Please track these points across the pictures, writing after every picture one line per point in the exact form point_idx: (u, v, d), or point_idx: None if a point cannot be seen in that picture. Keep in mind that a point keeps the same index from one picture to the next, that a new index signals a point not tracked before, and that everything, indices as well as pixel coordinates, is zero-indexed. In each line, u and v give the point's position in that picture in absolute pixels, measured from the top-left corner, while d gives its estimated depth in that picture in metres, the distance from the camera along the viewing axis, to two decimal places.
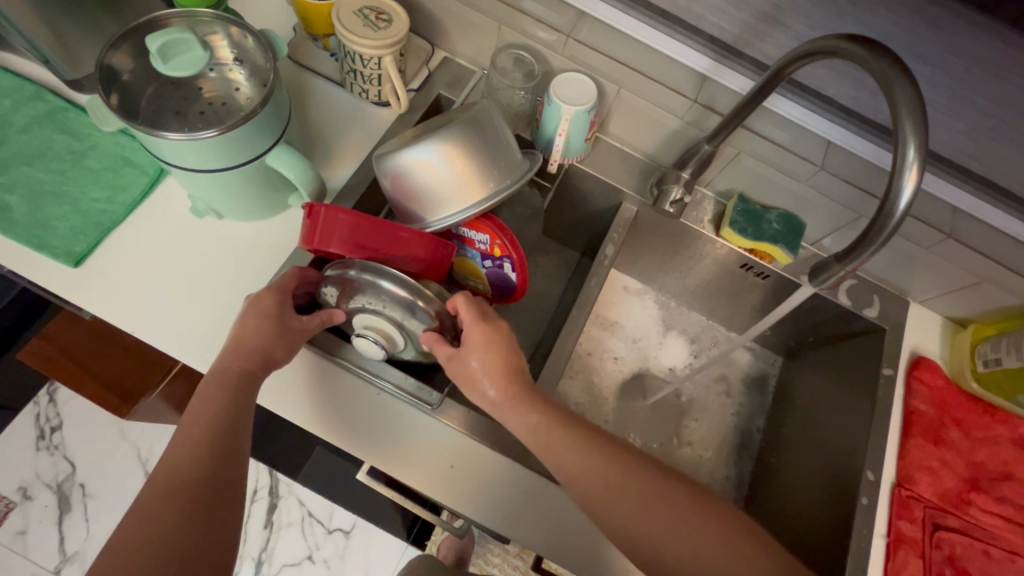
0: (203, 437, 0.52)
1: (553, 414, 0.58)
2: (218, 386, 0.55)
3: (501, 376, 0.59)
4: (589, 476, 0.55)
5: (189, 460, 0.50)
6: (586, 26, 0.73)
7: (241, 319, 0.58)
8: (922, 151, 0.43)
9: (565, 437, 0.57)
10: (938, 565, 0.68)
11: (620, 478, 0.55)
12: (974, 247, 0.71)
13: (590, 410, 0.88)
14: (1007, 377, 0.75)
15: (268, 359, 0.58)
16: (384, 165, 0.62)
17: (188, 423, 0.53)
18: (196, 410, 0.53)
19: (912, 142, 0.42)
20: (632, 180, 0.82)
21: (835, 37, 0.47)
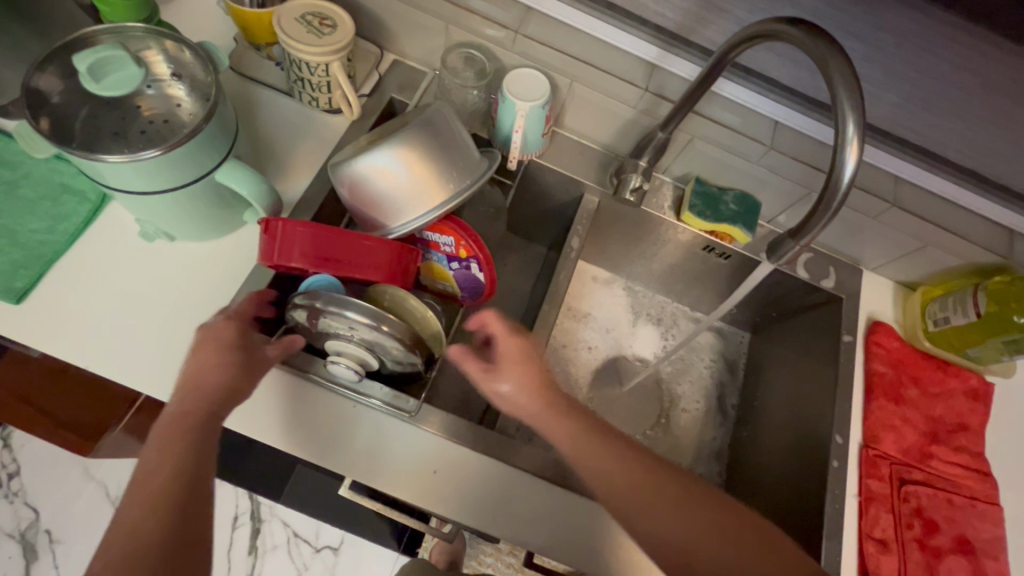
0: (162, 485, 0.50)
1: (589, 421, 0.59)
2: (175, 430, 0.52)
3: (538, 385, 0.59)
4: (610, 471, 0.56)
5: (149, 511, 0.49)
6: (534, 21, 0.74)
7: (195, 355, 0.56)
8: (860, 125, 0.44)
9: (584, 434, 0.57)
10: (907, 517, 0.72)
11: (638, 474, 0.56)
12: (915, 213, 0.75)
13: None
14: (956, 333, 0.80)
15: (229, 395, 0.55)
16: (341, 172, 0.61)
17: (146, 470, 0.51)
18: (153, 456, 0.51)
19: (850, 117, 0.44)
20: (591, 171, 0.83)
21: (774, 21, 0.48)
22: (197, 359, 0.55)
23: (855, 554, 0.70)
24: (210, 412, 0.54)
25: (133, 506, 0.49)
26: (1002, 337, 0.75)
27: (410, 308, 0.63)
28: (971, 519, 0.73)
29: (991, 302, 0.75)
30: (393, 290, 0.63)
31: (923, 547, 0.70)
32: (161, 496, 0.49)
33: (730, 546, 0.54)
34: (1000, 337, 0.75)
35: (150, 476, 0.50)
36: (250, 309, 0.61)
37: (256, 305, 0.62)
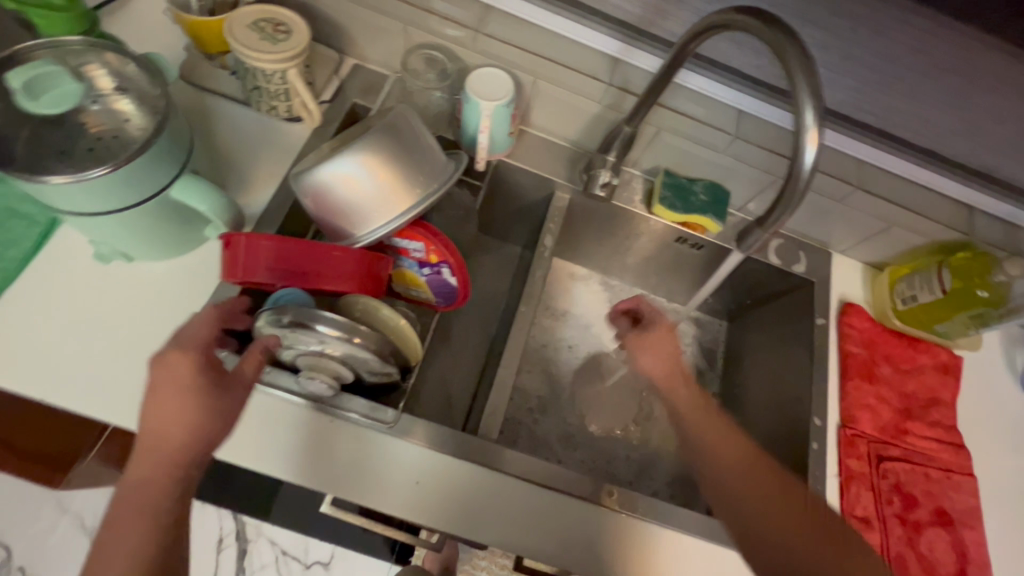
0: (119, 558, 0.46)
1: (712, 405, 0.64)
2: (131, 496, 0.47)
3: (669, 365, 0.66)
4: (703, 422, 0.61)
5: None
6: (495, 20, 0.73)
7: (150, 408, 0.49)
8: (819, 112, 0.44)
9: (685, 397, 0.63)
10: (887, 493, 0.73)
11: (738, 448, 0.59)
12: (879, 195, 0.76)
13: (552, 402, 0.89)
14: (925, 310, 0.81)
15: (198, 453, 0.50)
16: (303, 180, 0.59)
17: (102, 539, 0.47)
18: (109, 524, 0.47)
19: (808, 106, 0.44)
20: (561, 169, 0.83)
21: (733, 11, 0.48)
22: (153, 412, 0.49)
23: None
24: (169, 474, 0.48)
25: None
26: (968, 311, 0.77)
27: (382, 317, 0.62)
28: (947, 490, 0.75)
29: (956, 279, 0.77)
30: (365, 300, 0.62)
31: (904, 521, 0.72)
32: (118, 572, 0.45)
33: (789, 518, 0.56)
34: (966, 311, 0.78)
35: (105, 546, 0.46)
36: (208, 333, 0.53)
37: (217, 322, 0.56)
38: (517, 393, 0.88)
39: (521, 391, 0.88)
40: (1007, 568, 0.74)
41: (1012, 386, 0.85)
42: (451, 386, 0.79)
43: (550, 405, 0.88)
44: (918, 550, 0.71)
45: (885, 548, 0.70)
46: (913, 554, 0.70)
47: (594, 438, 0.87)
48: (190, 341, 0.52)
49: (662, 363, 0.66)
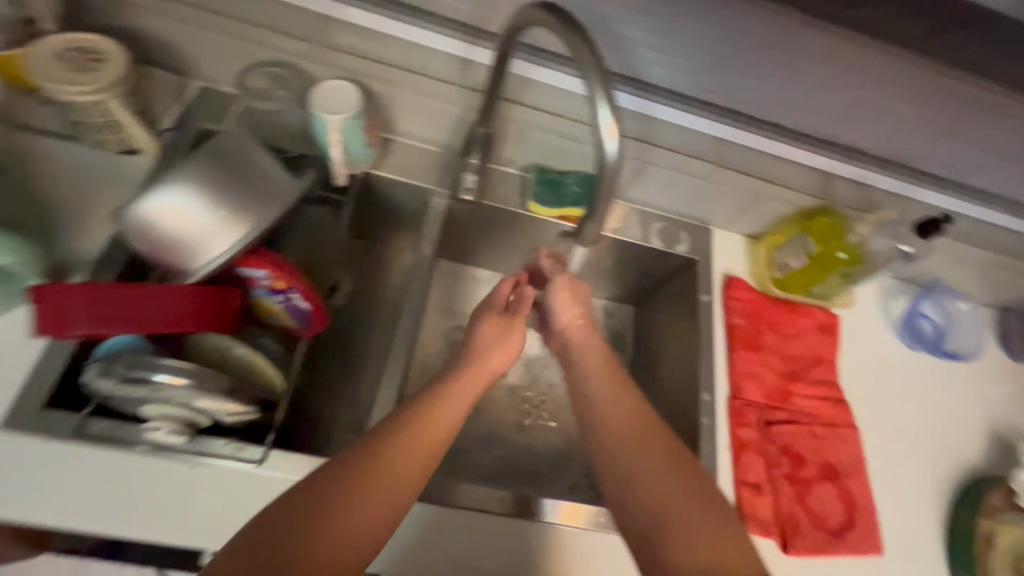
0: (369, 528, 0.46)
1: (621, 374, 0.63)
2: (397, 461, 0.50)
3: (587, 331, 0.68)
4: (595, 377, 0.63)
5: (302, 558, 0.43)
6: (334, 30, 0.69)
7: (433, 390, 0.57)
8: (610, 105, 0.45)
9: (587, 353, 0.66)
10: (777, 456, 0.76)
11: (631, 409, 0.59)
12: (736, 168, 0.79)
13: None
14: (797, 276, 0.84)
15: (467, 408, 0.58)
16: (120, 218, 0.55)
17: (348, 499, 0.46)
18: (330, 486, 0.47)
19: (598, 99, 0.45)
20: (433, 174, 0.81)
21: (537, 8, 0.48)
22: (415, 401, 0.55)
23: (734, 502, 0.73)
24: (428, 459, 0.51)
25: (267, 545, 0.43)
26: (833, 272, 0.81)
27: (236, 355, 0.60)
28: (833, 445, 0.78)
29: (819, 243, 0.81)
30: (218, 337, 0.59)
31: (793, 481, 0.75)
32: (354, 539, 0.45)
33: (667, 477, 0.53)
34: (832, 272, 0.81)
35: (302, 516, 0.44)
36: (489, 341, 0.65)
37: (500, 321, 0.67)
38: None
39: None
40: (892, 510, 0.78)
41: (887, 335, 0.90)
42: (341, 411, 0.76)
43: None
44: (807, 507, 0.73)
45: (776, 509, 0.73)
46: (803, 511, 0.73)
47: (507, 443, 0.85)
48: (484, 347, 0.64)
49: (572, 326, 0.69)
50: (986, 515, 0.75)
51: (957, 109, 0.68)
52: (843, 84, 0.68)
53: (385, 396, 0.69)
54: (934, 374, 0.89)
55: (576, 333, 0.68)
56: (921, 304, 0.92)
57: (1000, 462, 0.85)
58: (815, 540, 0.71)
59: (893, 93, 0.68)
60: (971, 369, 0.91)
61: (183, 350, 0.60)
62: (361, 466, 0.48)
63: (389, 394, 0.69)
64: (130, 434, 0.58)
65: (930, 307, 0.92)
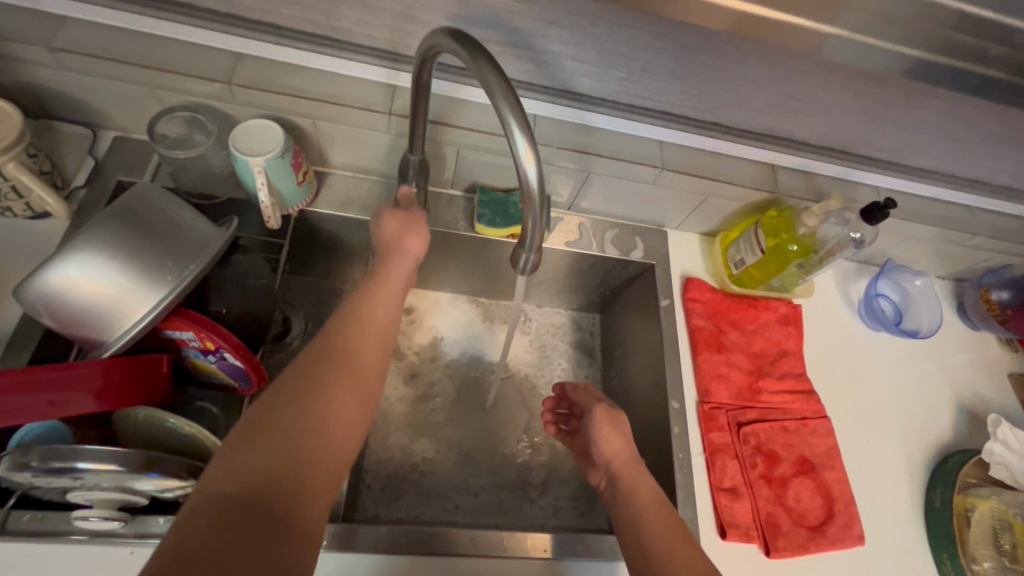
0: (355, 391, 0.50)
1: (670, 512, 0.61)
2: (360, 353, 0.52)
3: (631, 462, 0.67)
4: (652, 523, 0.60)
5: (311, 451, 0.44)
6: (247, 67, 0.65)
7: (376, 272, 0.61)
8: (526, 131, 0.43)
9: (634, 482, 0.65)
10: (751, 457, 0.75)
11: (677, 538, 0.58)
12: (685, 170, 0.76)
13: (431, 443, 0.82)
14: (755, 270, 0.82)
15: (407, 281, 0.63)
16: (22, 294, 0.51)
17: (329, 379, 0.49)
18: (303, 384, 0.47)
19: (512, 125, 0.42)
20: (374, 205, 0.78)
21: (441, 32, 0.46)
22: (365, 292, 0.59)
23: (711, 510, 0.71)
24: (381, 352, 0.54)
25: (262, 438, 0.43)
26: (788, 264, 0.81)
27: (171, 426, 0.56)
28: (805, 438, 0.77)
29: (770, 237, 0.79)
30: (148, 408, 0.55)
31: (770, 481, 0.73)
32: (347, 424, 0.48)
33: None
34: (788, 264, 0.80)
35: (298, 407, 0.46)
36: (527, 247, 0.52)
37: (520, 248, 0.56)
38: (387, 451, 0.80)
39: (392, 441, 0.81)
40: (870, 496, 0.77)
41: (847, 319, 0.90)
42: None
43: (430, 448, 0.82)
44: (787, 506, 0.72)
45: (754, 512, 0.71)
46: (782, 511, 0.72)
47: (484, 469, 0.82)
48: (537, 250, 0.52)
49: (618, 450, 0.68)
50: (960, 491, 0.76)
51: (887, 96, 0.69)
52: (772, 79, 0.68)
53: None
54: (897, 352, 0.90)
55: (619, 460, 0.67)
56: (878, 284, 0.92)
57: (970, 433, 0.85)
58: (796, 539, 0.70)
59: (824, 86, 0.68)
60: (932, 344, 0.92)
61: (114, 437, 0.57)
62: (331, 356, 0.51)
63: None
64: (60, 523, 0.53)
65: (887, 286, 0.93)
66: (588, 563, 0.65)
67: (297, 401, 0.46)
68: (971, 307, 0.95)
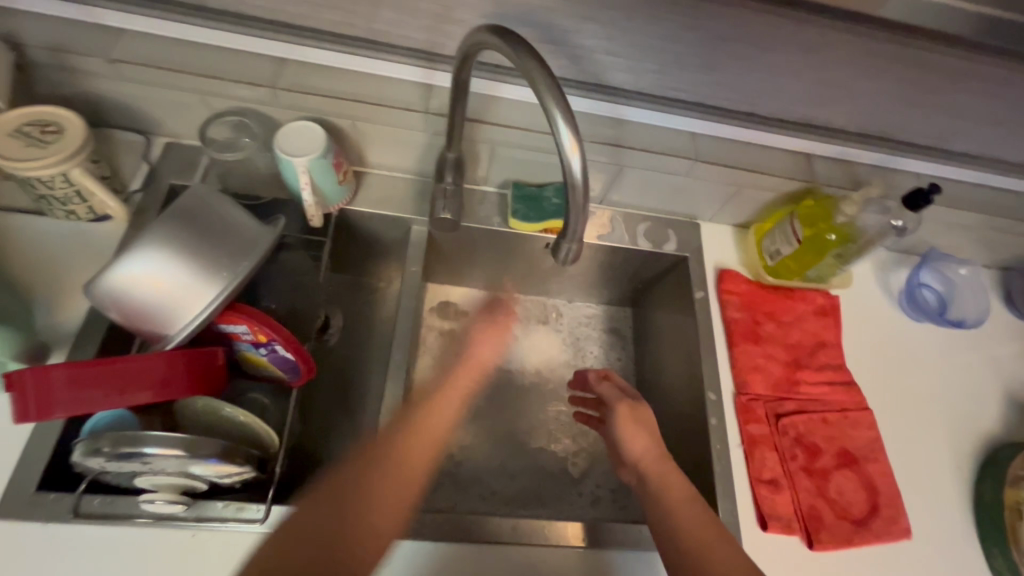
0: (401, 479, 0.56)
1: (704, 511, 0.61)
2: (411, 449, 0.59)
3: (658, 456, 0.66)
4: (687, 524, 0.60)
5: (360, 526, 0.50)
6: (290, 71, 0.68)
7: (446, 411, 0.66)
8: (570, 121, 0.44)
9: (663, 477, 0.64)
10: (791, 449, 0.74)
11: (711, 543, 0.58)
12: (719, 161, 0.76)
13: (467, 435, 0.84)
14: (791, 261, 0.82)
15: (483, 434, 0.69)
16: (90, 290, 0.54)
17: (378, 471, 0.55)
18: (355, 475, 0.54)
19: (556, 114, 0.43)
20: (410, 202, 0.80)
21: (481, 29, 0.48)
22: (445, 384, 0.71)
23: (751, 501, 0.71)
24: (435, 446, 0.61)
25: (315, 524, 0.49)
26: (826, 254, 0.80)
27: (226, 416, 0.59)
28: (847, 430, 0.76)
29: (806, 227, 0.78)
30: (206, 398, 0.59)
31: (811, 473, 0.73)
32: (391, 510, 0.53)
33: None
34: (825, 254, 0.79)
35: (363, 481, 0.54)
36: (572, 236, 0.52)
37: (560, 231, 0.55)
38: None
39: None
40: (916, 489, 0.76)
41: (887, 309, 0.89)
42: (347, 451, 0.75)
43: (467, 441, 0.83)
44: (829, 498, 0.71)
45: (795, 504, 0.71)
46: (825, 503, 0.71)
47: (520, 461, 0.83)
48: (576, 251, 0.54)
49: (643, 444, 0.67)
50: (1012, 484, 0.73)
51: (929, 79, 0.67)
52: (808, 65, 0.67)
53: None
54: (941, 343, 0.88)
55: (645, 455, 0.67)
56: (921, 274, 0.90)
57: (1021, 425, 0.83)
58: (839, 531, 0.69)
59: (863, 70, 0.67)
60: (979, 334, 0.90)
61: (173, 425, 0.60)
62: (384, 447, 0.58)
63: None
64: (127, 507, 0.57)
65: (930, 276, 0.90)
66: (627, 553, 0.66)
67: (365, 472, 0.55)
68: (1020, 295, 0.92)
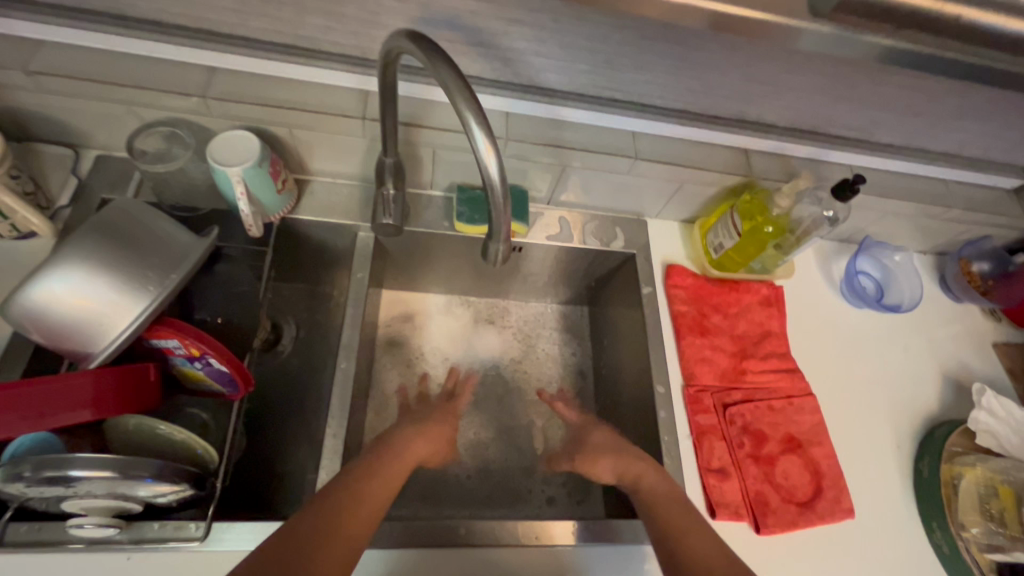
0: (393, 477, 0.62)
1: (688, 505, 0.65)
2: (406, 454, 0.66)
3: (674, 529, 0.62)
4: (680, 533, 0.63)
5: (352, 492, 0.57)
6: (221, 80, 0.67)
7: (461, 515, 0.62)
8: (483, 123, 0.45)
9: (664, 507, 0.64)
10: (738, 437, 0.76)
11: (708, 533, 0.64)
12: (657, 159, 0.78)
13: None
14: (734, 253, 0.83)
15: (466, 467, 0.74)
16: (9, 311, 0.52)
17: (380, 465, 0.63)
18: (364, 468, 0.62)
19: (469, 118, 0.45)
20: (356, 209, 0.80)
21: (398, 35, 0.48)
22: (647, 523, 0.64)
23: (700, 491, 0.72)
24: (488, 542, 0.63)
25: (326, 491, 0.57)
26: (766, 246, 0.82)
27: (162, 433, 0.57)
28: (792, 415, 0.78)
29: (745, 220, 0.80)
30: (137, 417, 0.57)
31: (757, 460, 0.74)
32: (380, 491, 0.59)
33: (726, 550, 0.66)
34: (765, 246, 0.81)
35: (367, 482, 0.59)
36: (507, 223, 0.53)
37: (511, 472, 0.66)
38: None
39: None
40: (859, 472, 0.78)
41: (829, 297, 0.91)
42: (300, 463, 0.74)
43: None
44: (775, 483, 0.73)
45: (743, 491, 0.72)
46: (771, 489, 0.73)
47: (478, 459, 0.83)
48: (503, 234, 0.54)
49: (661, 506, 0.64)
50: (947, 460, 0.77)
51: (849, 76, 0.69)
52: (734, 65, 0.69)
53: (331, 445, 0.67)
54: (880, 329, 0.91)
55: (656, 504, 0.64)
56: (858, 261, 0.94)
57: (956, 403, 0.86)
58: (785, 515, 0.71)
59: (787, 68, 0.69)
60: (916, 317, 0.93)
61: (106, 443, 0.58)
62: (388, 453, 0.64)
63: (337, 439, 0.68)
64: (57, 533, 0.55)
65: (867, 263, 0.94)
66: (582, 549, 0.66)
67: (372, 468, 0.61)
68: (952, 279, 0.96)
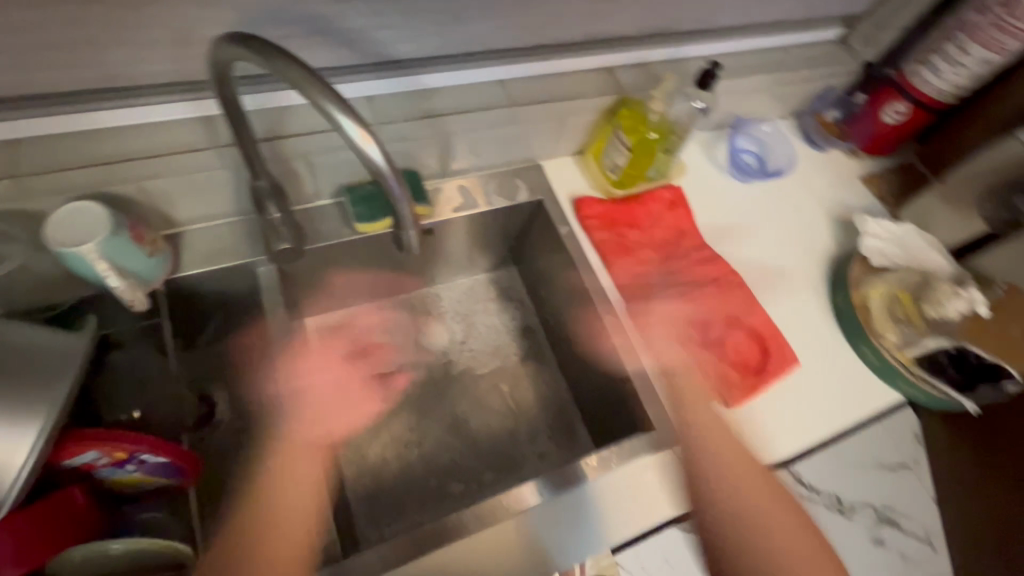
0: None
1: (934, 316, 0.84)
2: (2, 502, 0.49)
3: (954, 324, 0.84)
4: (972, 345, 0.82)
5: None
6: (32, 152, 0.58)
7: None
8: (346, 109, 0.42)
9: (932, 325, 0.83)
10: (686, 332, 0.81)
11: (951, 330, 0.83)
12: (531, 100, 0.77)
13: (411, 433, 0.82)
14: (631, 169, 0.86)
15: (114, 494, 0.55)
16: None
17: None
18: None
19: (330, 108, 0.41)
20: (245, 246, 0.73)
21: (222, 43, 0.44)
22: None
23: (671, 391, 0.77)
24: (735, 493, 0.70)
25: None
26: (656, 153, 0.85)
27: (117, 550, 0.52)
28: (724, 296, 0.84)
29: (630, 134, 0.82)
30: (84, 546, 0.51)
31: (708, 345, 0.80)
32: None
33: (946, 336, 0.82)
34: (655, 153, 0.84)
35: None
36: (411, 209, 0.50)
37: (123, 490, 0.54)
38: (366, 471, 0.78)
39: (369, 457, 0.79)
40: (793, 324, 0.86)
41: (723, 182, 0.98)
42: None
43: (413, 436, 0.82)
44: (729, 361, 0.79)
45: (706, 378, 0.78)
46: (727, 367, 0.80)
47: (462, 447, 0.82)
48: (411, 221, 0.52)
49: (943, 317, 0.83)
50: (854, 288, 0.87)
51: None
52: None
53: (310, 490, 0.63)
54: (772, 195, 0.99)
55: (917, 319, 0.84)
56: (737, 142, 1.01)
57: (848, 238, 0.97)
58: (746, 384, 0.78)
59: None
60: (797, 175, 1.02)
61: None
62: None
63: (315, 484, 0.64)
64: None
65: (744, 141, 1.01)
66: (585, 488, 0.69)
67: None
68: (814, 132, 1.05)
